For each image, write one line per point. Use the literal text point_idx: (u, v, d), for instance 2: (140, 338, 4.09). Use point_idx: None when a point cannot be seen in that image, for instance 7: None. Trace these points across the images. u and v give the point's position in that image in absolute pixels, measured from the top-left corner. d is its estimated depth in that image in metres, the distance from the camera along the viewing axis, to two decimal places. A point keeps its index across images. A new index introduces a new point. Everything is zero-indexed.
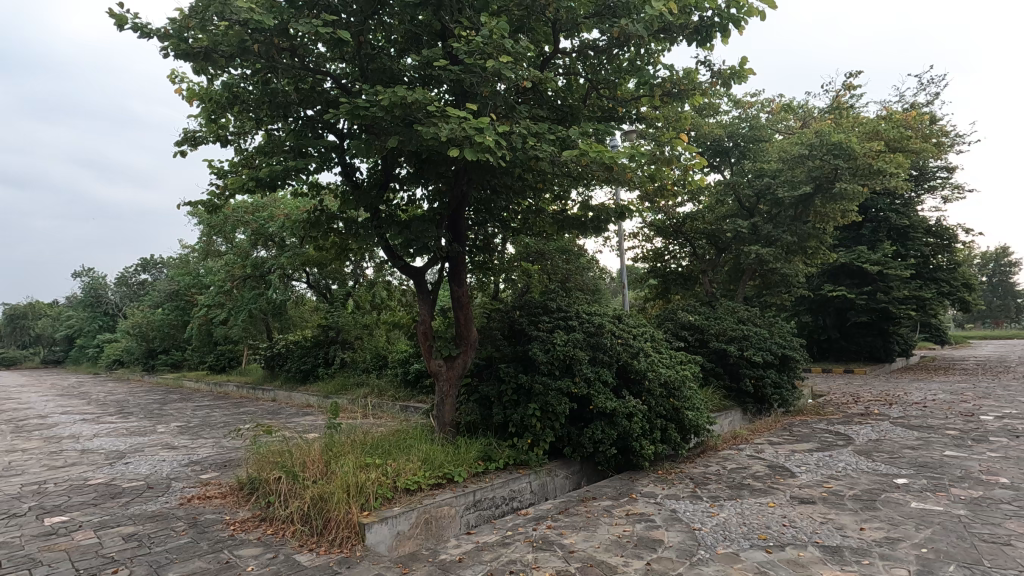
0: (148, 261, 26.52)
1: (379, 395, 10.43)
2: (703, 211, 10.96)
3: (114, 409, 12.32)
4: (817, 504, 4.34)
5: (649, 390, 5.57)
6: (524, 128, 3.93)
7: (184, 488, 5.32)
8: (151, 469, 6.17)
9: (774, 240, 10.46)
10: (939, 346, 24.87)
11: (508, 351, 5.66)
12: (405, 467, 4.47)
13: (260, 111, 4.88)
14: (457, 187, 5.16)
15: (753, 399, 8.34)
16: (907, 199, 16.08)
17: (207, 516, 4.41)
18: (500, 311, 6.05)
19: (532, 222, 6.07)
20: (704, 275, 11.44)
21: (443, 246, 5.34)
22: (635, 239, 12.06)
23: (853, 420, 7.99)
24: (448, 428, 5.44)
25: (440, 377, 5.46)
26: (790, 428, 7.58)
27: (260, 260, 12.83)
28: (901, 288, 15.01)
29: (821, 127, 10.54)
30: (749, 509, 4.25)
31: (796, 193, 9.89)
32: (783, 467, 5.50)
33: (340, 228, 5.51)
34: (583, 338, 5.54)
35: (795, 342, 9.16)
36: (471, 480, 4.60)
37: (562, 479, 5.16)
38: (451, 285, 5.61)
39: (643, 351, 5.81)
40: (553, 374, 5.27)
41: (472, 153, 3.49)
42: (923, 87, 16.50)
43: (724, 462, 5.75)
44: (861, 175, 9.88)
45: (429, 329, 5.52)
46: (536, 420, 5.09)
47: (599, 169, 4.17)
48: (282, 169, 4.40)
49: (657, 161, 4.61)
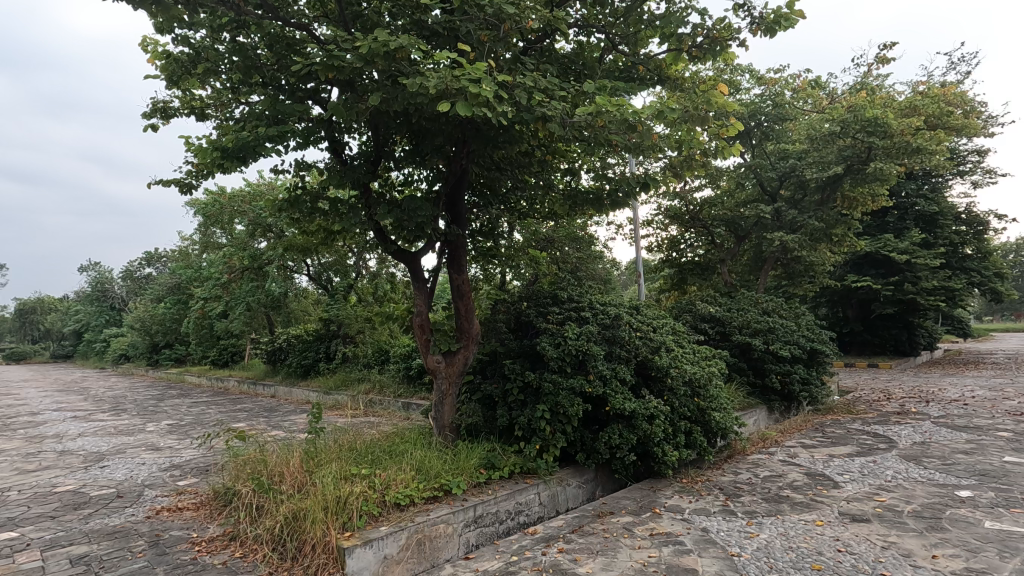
0: (152, 254, 26.03)
1: (379, 391, 9.95)
2: (722, 196, 10.52)
3: (107, 406, 11.91)
4: (873, 523, 3.74)
5: (672, 390, 4.99)
6: (530, 81, 3.31)
7: (157, 498, 4.83)
8: (126, 474, 5.68)
9: (798, 225, 9.88)
10: (964, 338, 24.04)
11: (514, 345, 5.10)
12: (396, 477, 3.92)
13: (232, 75, 4.34)
14: (455, 162, 4.58)
15: (778, 395, 7.74)
16: (935, 184, 15.27)
17: (171, 534, 3.89)
18: (505, 301, 5.49)
19: (539, 207, 5.63)
20: (722, 264, 10.82)
21: (441, 228, 4.75)
22: (650, 227, 11.45)
23: (890, 419, 7.37)
24: (448, 431, 4.86)
25: (439, 374, 4.90)
26: (822, 428, 6.97)
27: (259, 251, 12.39)
28: (929, 278, 14.23)
29: (852, 102, 9.75)
30: (793, 528, 3.65)
31: (824, 174, 9.21)
32: (823, 474, 4.89)
33: (326, 209, 4.87)
34: (597, 332, 4.97)
35: (824, 335, 8.54)
36: (472, 493, 4.05)
37: (575, 488, 4.59)
38: (450, 272, 5.04)
39: (666, 346, 5.22)
40: (565, 371, 4.70)
41: (464, 108, 2.90)
42: (954, 64, 15.58)
43: (756, 469, 5.15)
44: (898, 154, 9.20)
45: (426, 322, 4.98)
46: (545, 422, 4.50)
47: (617, 131, 3.52)
48: (253, 138, 3.81)
49: (689, 118, 3.56)
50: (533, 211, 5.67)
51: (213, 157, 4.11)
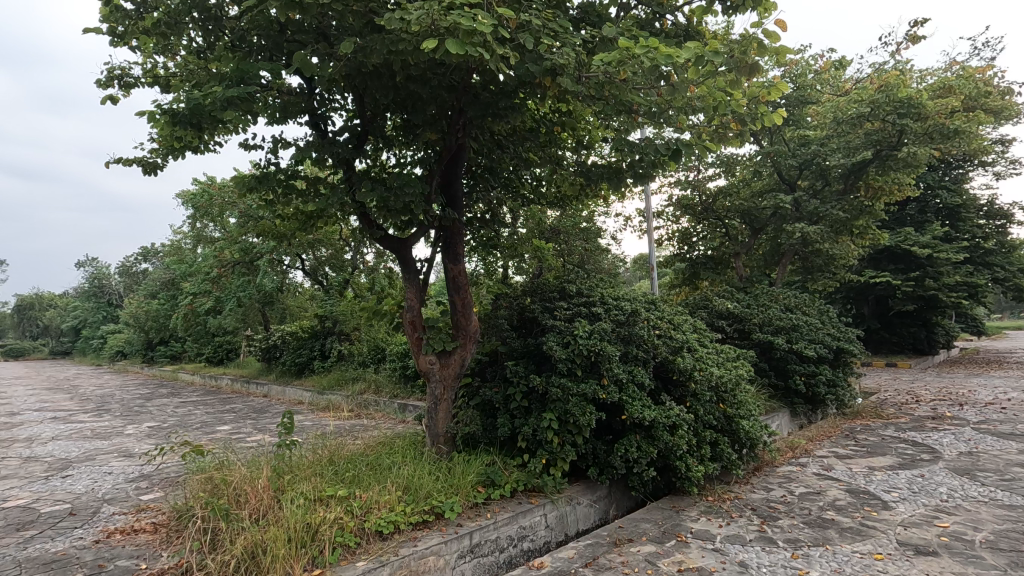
0: (148, 249, 25.35)
1: (376, 392, 9.42)
2: (738, 185, 10.00)
3: (91, 406, 11.35)
4: (942, 556, 3.16)
5: (696, 395, 4.42)
6: (537, 21, 2.74)
7: (113, 517, 4.27)
8: (87, 486, 5.13)
9: (819, 215, 9.26)
10: (977, 337, 23.50)
11: (517, 345, 4.52)
12: (378, 500, 3.37)
13: (192, 31, 3.75)
14: (450, 136, 4.01)
15: (802, 398, 7.17)
16: (956, 175, 14.63)
17: (117, 564, 3.32)
18: (507, 296, 4.91)
19: (545, 192, 5.09)
20: (737, 258, 10.24)
21: (435, 211, 4.19)
22: (661, 219, 10.90)
23: (926, 425, 6.78)
24: (442, 442, 4.26)
25: (432, 378, 4.32)
26: (853, 435, 6.41)
27: (251, 245, 11.85)
28: (951, 273, 13.61)
29: (880, 83, 9.13)
30: (850, 564, 3.07)
31: (852, 159, 8.63)
32: (868, 492, 4.30)
33: (304, 189, 4.29)
34: (611, 330, 4.39)
35: (851, 333, 7.96)
36: (468, 516, 3.49)
37: (587, 508, 4.03)
38: (445, 262, 4.48)
39: (689, 346, 4.64)
40: (575, 375, 4.13)
41: (455, 47, 2.35)
42: (978, 50, 14.93)
43: (789, 485, 4.56)
44: (931, 139, 8.59)
45: (418, 319, 4.37)
46: (553, 433, 3.92)
47: (643, 84, 2.94)
48: (207, 101, 3.22)
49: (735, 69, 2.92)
50: (538, 195, 5.11)
51: (170, 128, 3.55)
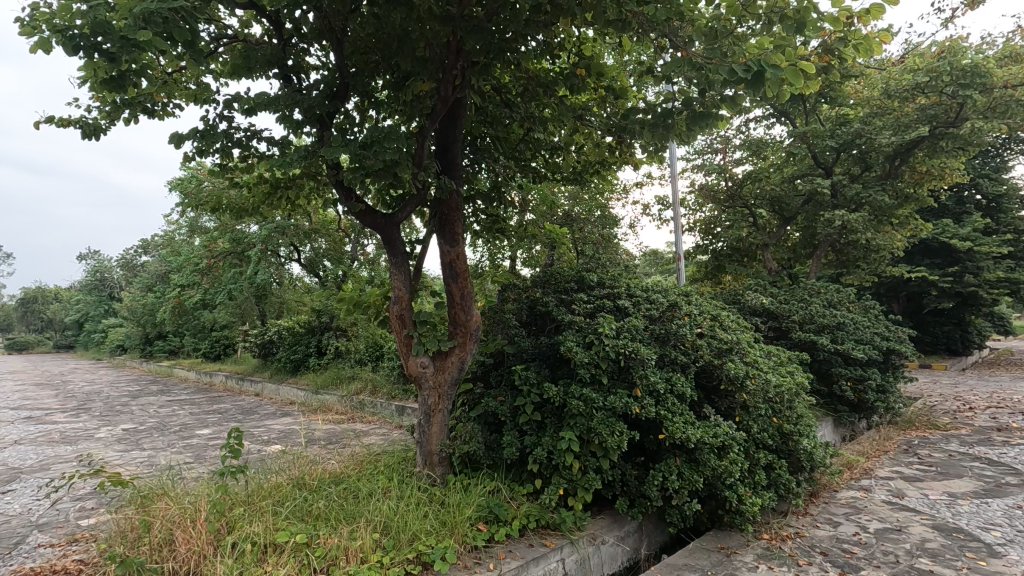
0: (147, 241, 24.78)
1: (372, 392, 8.65)
2: (767, 170, 9.23)
3: (72, 405, 10.65)
4: None
5: (746, 407, 3.62)
6: None
7: (33, 552, 3.48)
8: (19, 508, 4.33)
9: (860, 201, 8.37)
10: (1004, 338, 22.55)
11: (527, 345, 3.74)
12: (347, 547, 2.58)
13: None
14: (445, 84, 3.22)
15: (848, 406, 6.33)
16: (996, 164, 13.73)
17: None
18: (515, 288, 4.12)
19: (559, 162, 4.33)
20: (765, 250, 9.28)
21: (426, 178, 3.36)
22: (683, 207, 10.04)
23: (995, 439, 5.90)
24: (435, 463, 3.48)
25: (424, 384, 3.54)
26: (913, 449, 5.57)
27: (243, 233, 11.12)
28: (992, 268, 12.68)
29: (931, 54, 8.30)
30: None
31: (901, 137, 7.76)
32: (962, 531, 3.46)
33: (267, 152, 3.47)
34: (644, 328, 3.62)
35: (900, 331, 7.09)
36: (465, 566, 2.69)
37: (613, 548, 3.22)
38: (440, 244, 3.66)
39: (738, 347, 3.84)
40: (599, 383, 3.34)
41: None
42: None
43: (859, 518, 3.73)
44: (993, 114, 7.75)
45: (406, 313, 3.57)
46: (573, 458, 3.12)
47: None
48: (116, 21, 2.41)
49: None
50: (551, 167, 4.34)
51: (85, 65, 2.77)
